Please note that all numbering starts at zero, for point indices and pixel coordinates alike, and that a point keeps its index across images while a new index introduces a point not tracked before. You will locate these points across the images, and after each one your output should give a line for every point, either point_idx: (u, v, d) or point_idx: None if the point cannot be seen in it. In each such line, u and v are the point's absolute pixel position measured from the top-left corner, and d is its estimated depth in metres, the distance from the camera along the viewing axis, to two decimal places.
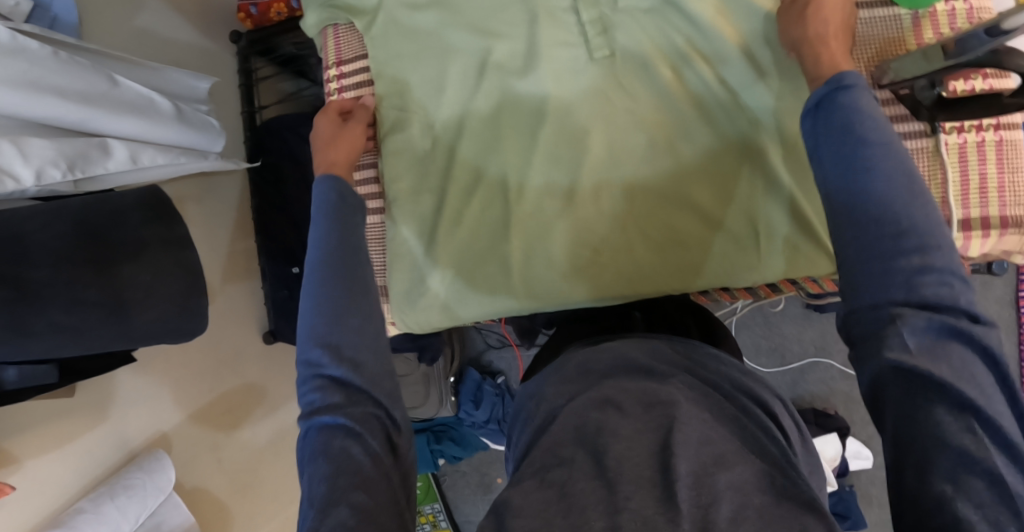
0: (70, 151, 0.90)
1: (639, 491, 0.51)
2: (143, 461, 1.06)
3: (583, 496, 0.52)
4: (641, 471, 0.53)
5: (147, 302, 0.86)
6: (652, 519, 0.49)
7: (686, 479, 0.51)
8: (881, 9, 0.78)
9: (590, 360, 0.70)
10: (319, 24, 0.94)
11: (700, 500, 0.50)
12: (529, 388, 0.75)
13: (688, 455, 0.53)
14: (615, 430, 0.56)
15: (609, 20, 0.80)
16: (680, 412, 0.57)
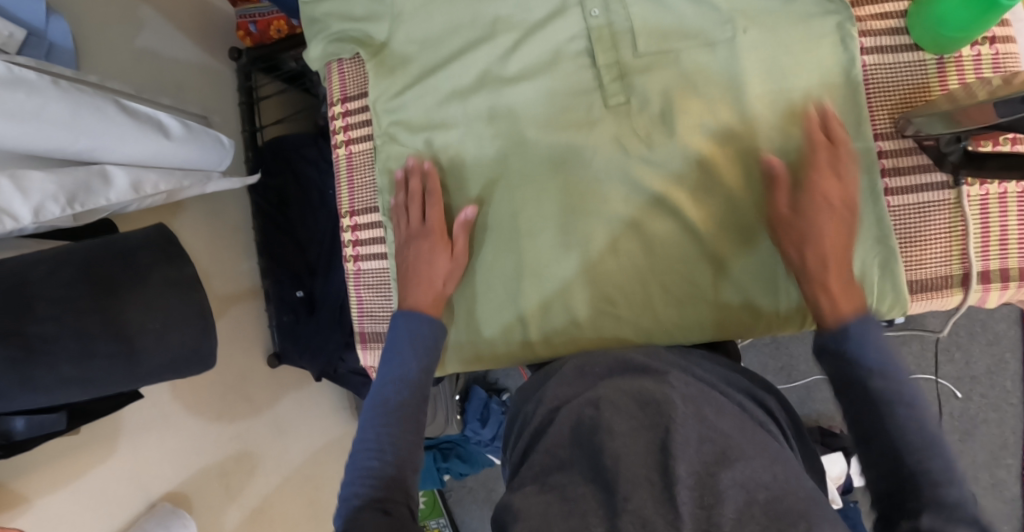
0: (70, 183, 0.88)
1: (636, 490, 0.56)
2: (171, 522, 1.06)
3: (584, 502, 0.57)
4: (637, 469, 0.58)
5: (158, 347, 0.82)
6: (651, 520, 0.54)
7: (686, 482, 0.56)
8: (907, 54, 0.77)
9: (588, 362, 0.75)
10: (323, 58, 0.90)
11: (703, 502, 0.55)
12: (530, 391, 0.80)
13: (686, 457, 0.58)
14: (611, 427, 0.62)
15: (626, 67, 0.78)
16: (675, 413, 0.62)
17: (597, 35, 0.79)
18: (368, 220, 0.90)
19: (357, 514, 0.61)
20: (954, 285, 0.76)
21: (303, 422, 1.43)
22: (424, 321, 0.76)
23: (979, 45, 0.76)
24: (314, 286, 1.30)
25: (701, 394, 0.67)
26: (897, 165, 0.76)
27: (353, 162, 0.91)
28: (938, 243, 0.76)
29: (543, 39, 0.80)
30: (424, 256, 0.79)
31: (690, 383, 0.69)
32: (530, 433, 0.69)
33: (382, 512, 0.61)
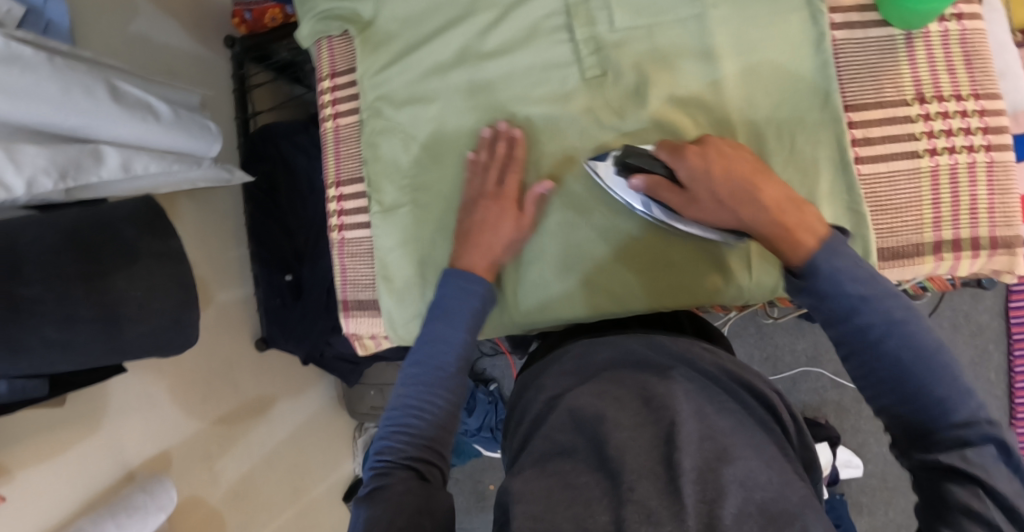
0: (61, 158, 0.89)
1: (641, 481, 0.55)
2: (150, 485, 1.05)
3: (587, 490, 0.57)
4: (639, 461, 0.57)
5: (140, 316, 0.86)
6: (656, 511, 0.53)
7: (689, 476, 0.55)
8: (876, 30, 0.78)
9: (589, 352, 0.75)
10: (313, 36, 0.92)
11: (706, 496, 0.54)
12: (527, 378, 0.81)
13: (691, 450, 0.57)
14: (616, 420, 0.61)
15: (602, 40, 0.80)
16: (677, 406, 0.62)
17: (574, 11, 0.80)
18: (353, 190, 0.92)
19: (388, 480, 0.61)
20: (926, 253, 0.77)
21: (289, 411, 1.43)
22: (472, 283, 0.72)
23: (945, 21, 0.78)
24: (302, 270, 1.30)
25: (702, 386, 0.67)
26: (869, 135, 0.77)
27: (339, 135, 0.93)
28: (911, 212, 0.77)
29: (522, 15, 0.82)
30: (490, 222, 0.76)
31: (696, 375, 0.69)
32: (529, 426, 0.70)
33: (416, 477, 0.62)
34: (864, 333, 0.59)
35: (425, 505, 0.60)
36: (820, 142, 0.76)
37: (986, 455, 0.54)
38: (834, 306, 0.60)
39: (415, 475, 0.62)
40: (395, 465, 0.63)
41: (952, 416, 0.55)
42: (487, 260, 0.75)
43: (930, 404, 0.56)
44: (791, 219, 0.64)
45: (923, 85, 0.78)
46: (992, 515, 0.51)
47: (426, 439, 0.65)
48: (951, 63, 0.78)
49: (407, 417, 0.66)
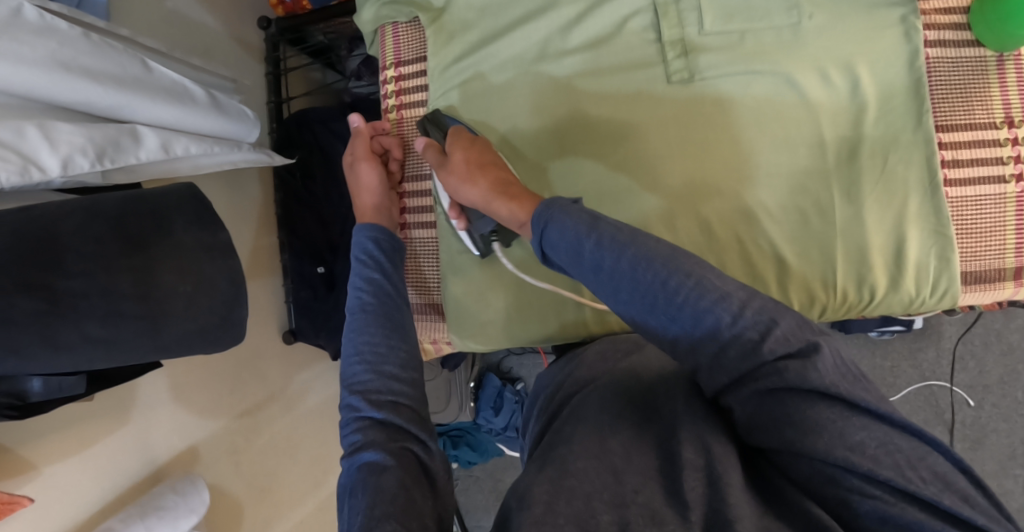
0: (99, 138, 0.83)
1: (645, 485, 0.55)
2: (177, 483, 1.01)
3: (586, 481, 0.55)
4: (645, 463, 0.57)
5: (185, 312, 0.77)
6: (661, 513, 0.52)
7: (692, 464, 0.55)
8: (968, 49, 0.77)
9: (610, 347, 0.75)
10: (376, 22, 0.89)
11: (708, 479, 0.54)
12: (561, 367, 0.79)
13: (691, 441, 0.57)
14: (618, 415, 0.62)
15: (691, 43, 0.78)
16: (680, 403, 0.61)
17: (663, 10, 0.78)
18: (418, 187, 0.89)
19: (362, 473, 0.60)
20: (1007, 278, 0.77)
21: (314, 405, 1.40)
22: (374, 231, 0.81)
23: None
24: (334, 264, 1.26)
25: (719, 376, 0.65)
26: (957, 157, 0.76)
27: (403, 129, 0.90)
28: (994, 237, 0.77)
29: (606, 13, 0.80)
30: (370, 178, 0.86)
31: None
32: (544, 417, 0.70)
33: (382, 454, 0.61)
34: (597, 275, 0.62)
35: (410, 480, 0.60)
36: (911, 163, 0.76)
37: (826, 414, 0.52)
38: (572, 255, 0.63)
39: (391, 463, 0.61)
40: (369, 433, 0.63)
41: (718, 332, 0.57)
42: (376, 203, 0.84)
43: (697, 321, 0.57)
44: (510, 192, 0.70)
45: (1013, 108, 0.76)
46: (876, 502, 0.49)
47: (386, 397, 0.66)
48: None
49: (363, 374, 0.68)
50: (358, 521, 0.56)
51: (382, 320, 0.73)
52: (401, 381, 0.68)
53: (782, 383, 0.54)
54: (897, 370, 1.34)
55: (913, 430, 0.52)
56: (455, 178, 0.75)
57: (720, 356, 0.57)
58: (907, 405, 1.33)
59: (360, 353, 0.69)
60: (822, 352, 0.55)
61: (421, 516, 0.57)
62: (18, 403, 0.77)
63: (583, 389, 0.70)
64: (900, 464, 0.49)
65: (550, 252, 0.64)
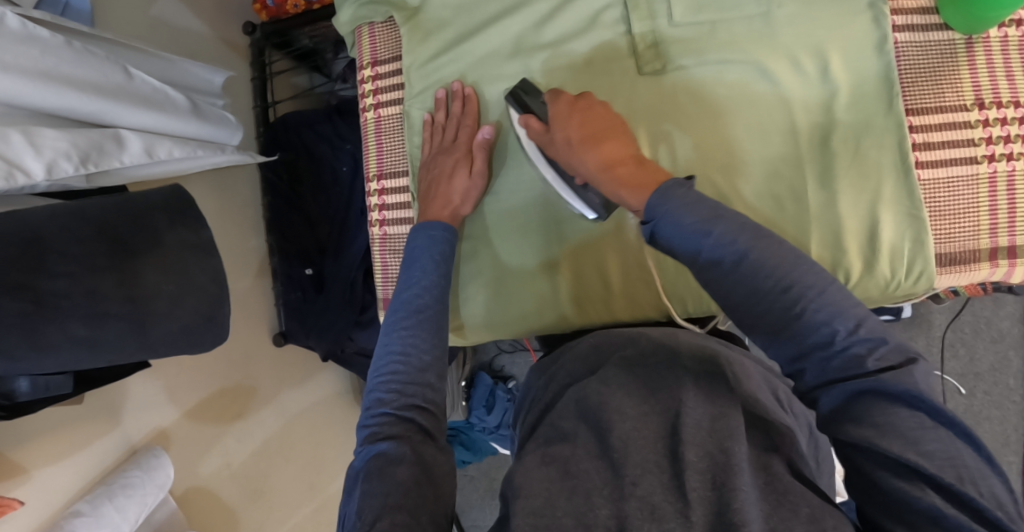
0: (83, 143, 0.84)
1: (645, 476, 0.57)
2: (142, 458, 1.01)
3: (588, 480, 0.58)
4: (645, 455, 0.58)
5: (170, 312, 0.78)
6: (660, 506, 0.55)
7: (695, 466, 0.56)
8: (937, 33, 0.77)
9: (606, 340, 0.75)
10: (353, 22, 0.90)
11: (714, 482, 0.55)
12: (549, 363, 0.80)
13: (696, 440, 0.58)
14: (620, 409, 0.62)
15: (662, 34, 0.79)
16: (686, 396, 0.62)
17: (633, 3, 0.79)
18: (395, 184, 0.90)
19: (379, 465, 0.61)
20: (982, 259, 0.77)
21: (307, 408, 1.41)
22: (437, 232, 0.78)
23: (1006, 27, 0.77)
24: (323, 264, 1.27)
25: (714, 369, 0.67)
26: (928, 140, 0.77)
27: (381, 127, 0.91)
28: (967, 219, 0.77)
29: (578, 7, 0.81)
30: (444, 175, 0.81)
31: (699, 357, 0.69)
32: (540, 409, 0.71)
33: (405, 450, 0.62)
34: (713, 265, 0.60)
35: (424, 476, 0.61)
36: (885, 147, 0.76)
37: (905, 420, 0.51)
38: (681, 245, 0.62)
39: (412, 460, 0.61)
40: (392, 427, 0.64)
41: (830, 342, 0.55)
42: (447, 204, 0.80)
43: (805, 332, 0.56)
44: (625, 176, 0.67)
45: (983, 90, 0.77)
46: (933, 501, 0.49)
47: (421, 399, 0.66)
48: (1009, 65, 0.77)
49: (399, 373, 0.68)
50: (369, 511, 0.57)
51: (435, 326, 0.71)
52: (436, 386, 0.68)
53: (874, 387, 0.53)
54: None
55: (980, 447, 0.51)
56: (568, 158, 0.73)
57: (819, 364, 0.56)
58: None
59: (399, 352, 0.69)
60: (917, 368, 0.54)
61: (432, 512, 0.58)
62: (5, 404, 0.78)
63: (584, 378, 0.71)
64: (962, 476, 0.49)
65: (673, 232, 0.62)
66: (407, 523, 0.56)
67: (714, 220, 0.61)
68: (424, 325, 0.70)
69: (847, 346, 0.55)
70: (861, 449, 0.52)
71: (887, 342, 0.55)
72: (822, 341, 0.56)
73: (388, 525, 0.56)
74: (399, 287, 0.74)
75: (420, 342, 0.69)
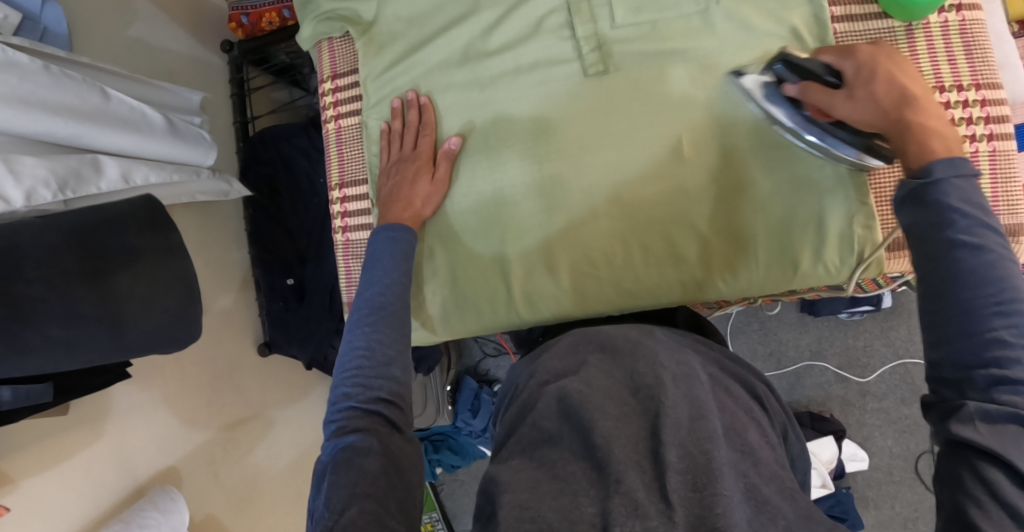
0: (61, 170, 0.87)
1: (627, 472, 0.55)
2: (159, 499, 1.04)
3: (574, 481, 0.57)
4: (626, 453, 0.57)
5: (143, 313, 0.82)
6: (643, 503, 0.53)
7: (676, 466, 0.56)
8: (876, 22, 0.79)
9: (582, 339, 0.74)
10: (314, 37, 0.94)
11: (694, 484, 0.55)
12: (524, 364, 0.80)
13: (674, 439, 0.57)
14: (602, 408, 0.61)
15: (605, 37, 0.81)
16: (665, 395, 0.61)
17: (576, 7, 0.82)
18: (356, 192, 0.93)
19: (346, 457, 0.62)
20: None
21: (295, 416, 1.43)
22: (398, 233, 0.80)
23: (945, 13, 0.78)
24: (304, 273, 1.30)
25: (692, 372, 0.65)
26: None
27: (342, 137, 0.95)
28: None
29: (525, 13, 0.83)
30: (406, 182, 0.84)
31: (676, 359, 0.67)
32: (518, 407, 0.68)
33: (371, 442, 0.63)
34: (948, 250, 0.57)
35: (391, 466, 0.62)
36: None
37: None
38: (937, 214, 0.58)
39: (378, 451, 0.63)
40: (359, 420, 0.65)
41: (1011, 368, 0.52)
42: (410, 209, 0.83)
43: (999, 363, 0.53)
44: (932, 126, 0.63)
45: (925, 76, 0.78)
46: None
47: (387, 392, 0.68)
48: (952, 51, 0.78)
49: (364, 369, 0.69)
50: (337, 501, 0.59)
51: (398, 323, 0.73)
52: (402, 379, 0.70)
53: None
54: (870, 349, 1.35)
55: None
56: (851, 110, 0.68)
57: (981, 384, 0.53)
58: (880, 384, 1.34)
59: (362, 349, 0.70)
60: None
61: (399, 499, 0.60)
62: None
63: (564, 375, 0.69)
64: None
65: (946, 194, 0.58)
66: (375, 512, 0.58)
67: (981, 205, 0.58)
68: (389, 324, 0.72)
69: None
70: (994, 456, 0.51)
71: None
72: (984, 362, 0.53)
73: (355, 513, 0.57)
74: (363, 287, 0.76)
75: (382, 338, 0.70)
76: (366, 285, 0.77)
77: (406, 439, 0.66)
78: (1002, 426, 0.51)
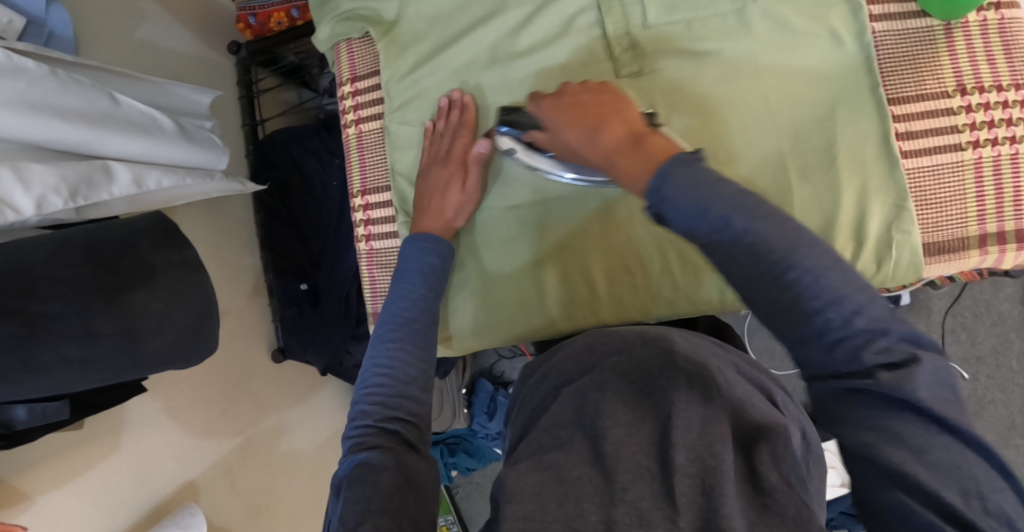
0: (72, 177, 0.83)
1: (636, 482, 0.55)
2: (177, 516, 1.03)
3: (579, 486, 0.57)
4: (629, 461, 0.56)
5: (159, 329, 0.80)
6: (649, 513, 0.53)
7: (684, 469, 0.54)
8: (915, 20, 0.77)
9: (601, 339, 0.73)
10: (332, 38, 0.92)
11: (703, 486, 0.53)
12: (529, 374, 0.79)
13: (685, 441, 0.56)
14: (613, 414, 0.60)
15: (638, 37, 0.79)
16: (677, 398, 0.60)
17: (607, 6, 0.80)
18: (379, 199, 0.91)
19: (362, 474, 0.60)
20: (971, 246, 0.76)
21: (308, 422, 1.41)
22: (427, 243, 0.78)
23: (985, 11, 0.77)
24: (318, 278, 1.28)
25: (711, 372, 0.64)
26: (911, 129, 0.77)
27: (362, 142, 0.92)
28: (953, 206, 0.76)
29: (552, 12, 0.81)
30: (437, 187, 0.81)
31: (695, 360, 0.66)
32: (529, 415, 0.70)
33: (389, 460, 0.61)
34: (712, 246, 0.55)
35: (406, 480, 0.60)
36: (868, 138, 0.76)
37: (908, 425, 0.48)
38: (679, 223, 0.56)
39: (397, 468, 0.61)
40: (376, 437, 0.64)
41: (825, 331, 0.51)
42: (444, 217, 0.80)
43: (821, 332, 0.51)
44: (625, 158, 0.62)
45: (964, 76, 0.76)
46: (931, 520, 0.46)
47: (404, 410, 0.66)
48: (991, 50, 0.76)
49: (381, 388, 0.68)
50: (350, 516, 0.57)
51: (417, 338, 0.71)
52: (421, 399, 0.68)
53: (867, 388, 0.49)
54: None
55: (990, 454, 0.48)
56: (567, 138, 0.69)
57: (819, 351, 0.51)
58: None
59: (385, 363, 0.69)
60: (919, 368, 0.49)
61: (412, 517, 0.58)
62: (3, 433, 0.78)
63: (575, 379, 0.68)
64: (968, 489, 0.46)
65: (666, 209, 0.56)
66: (389, 527, 0.56)
67: (727, 192, 0.55)
68: (413, 340, 0.71)
69: (844, 337, 0.50)
70: (875, 464, 0.49)
71: (888, 334, 0.50)
72: (816, 331, 0.51)
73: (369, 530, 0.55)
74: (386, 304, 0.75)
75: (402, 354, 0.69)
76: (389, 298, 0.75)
77: (423, 456, 0.64)
78: (859, 402, 0.50)
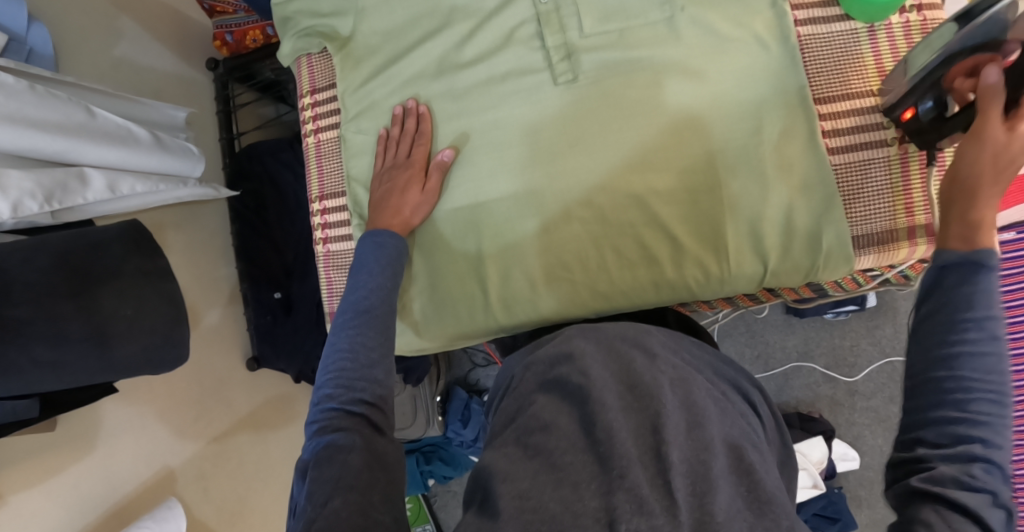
0: (48, 182, 0.88)
1: (632, 467, 0.58)
2: (154, 510, 1.05)
3: (574, 472, 0.59)
4: (631, 448, 0.59)
5: (130, 335, 0.84)
6: (648, 502, 0.56)
7: (679, 468, 0.58)
8: (840, 24, 0.81)
9: (593, 328, 0.77)
10: (293, 54, 0.96)
11: (694, 490, 0.57)
12: (516, 362, 0.82)
13: (678, 443, 0.60)
14: (602, 400, 0.63)
15: (573, 46, 0.83)
16: (663, 397, 0.64)
17: (546, 18, 0.84)
18: (337, 203, 0.95)
19: (331, 455, 0.63)
20: (901, 239, 0.79)
21: (285, 430, 1.44)
22: (382, 238, 0.81)
23: (907, 13, 0.80)
24: (291, 288, 1.31)
25: (688, 377, 0.69)
26: (837, 127, 0.80)
27: (321, 150, 0.97)
28: (882, 199, 0.80)
29: (496, 24, 0.85)
30: (397, 189, 0.84)
31: (674, 367, 0.70)
32: (514, 403, 0.69)
33: (359, 441, 0.64)
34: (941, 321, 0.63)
35: (375, 460, 0.64)
36: (795, 137, 0.79)
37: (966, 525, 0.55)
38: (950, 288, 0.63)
39: (363, 447, 0.64)
40: (342, 420, 0.66)
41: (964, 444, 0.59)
42: (403, 218, 0.84)
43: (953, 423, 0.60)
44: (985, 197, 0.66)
45: (888, 75, 0.80)
46: None
47: (369, 395, 0.69)
48: None
49: (348, 373, 0.70)
50: (319, 494, 0.60)
51: (381, 326, 0.74)
52: (385, 382, 0.70)
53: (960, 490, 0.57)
54: (857, 348, 1.36)
55: None
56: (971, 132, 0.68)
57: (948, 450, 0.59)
58: (872, 383, 1.36)
59: (350, 346, 0.72)
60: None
61: (382, 493, 0.62)
62: None
63: (557, 365, 0.70)
64: None
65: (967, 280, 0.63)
66: (358, 503, 0.59)
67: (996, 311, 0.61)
68: (374, 329, 0.73)
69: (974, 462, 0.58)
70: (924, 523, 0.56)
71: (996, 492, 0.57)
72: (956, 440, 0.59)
73: (339, 504, 0.59)
74: (347, 293, 0.77)
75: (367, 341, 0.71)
76: (352, 288, 0.78)
77: (390, 437, 0.68)
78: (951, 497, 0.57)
